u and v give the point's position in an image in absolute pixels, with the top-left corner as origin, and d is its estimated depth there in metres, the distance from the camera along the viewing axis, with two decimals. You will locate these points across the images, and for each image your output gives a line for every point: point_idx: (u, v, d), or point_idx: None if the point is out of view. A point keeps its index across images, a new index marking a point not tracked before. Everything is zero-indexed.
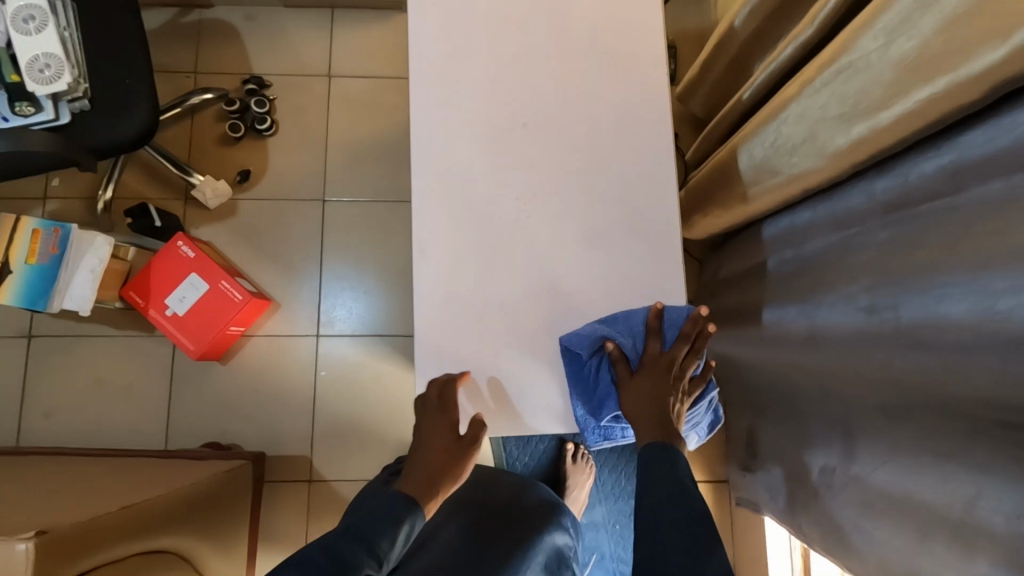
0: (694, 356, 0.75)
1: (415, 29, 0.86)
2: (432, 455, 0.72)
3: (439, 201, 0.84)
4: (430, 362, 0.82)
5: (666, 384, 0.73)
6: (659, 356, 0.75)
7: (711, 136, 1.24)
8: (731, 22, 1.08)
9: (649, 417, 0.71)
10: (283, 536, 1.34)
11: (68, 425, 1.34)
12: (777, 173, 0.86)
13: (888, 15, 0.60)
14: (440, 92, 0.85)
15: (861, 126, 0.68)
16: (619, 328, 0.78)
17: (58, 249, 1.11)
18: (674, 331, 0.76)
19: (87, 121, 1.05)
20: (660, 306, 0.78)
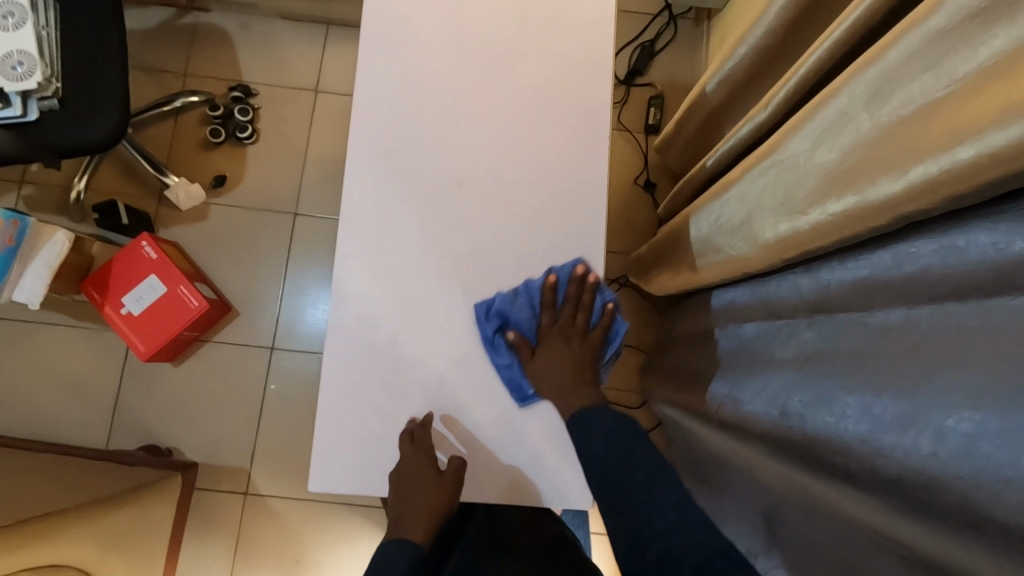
0: (585, 311, 0.82)
1: (368, 71, 0.86)
2: (424, 499, 0.76)
3: (367, 242, 0.83)
4: (331, 408, 0.79)
5: (568, 348, 0.82)
6: (554, 324, 0.82)
7: (680, 194, 1.23)
8: (704, 86, 1.08)
9: (566, 380, 0.79)
10: (213, 546, 1.33)
11: (13, 411, 1.34)
12: (721, 252, 0.85)
13: (814, 122, 0.60)
14: (387, 133, 0.85)
15: (785, 222, 0.67)
16: (519, 304, 0.81)
17: (13, 241, 1.11)
18: (564, 293, 0.83)
19: (56, 120, 1.05)
20: (552, 276, 0.81)
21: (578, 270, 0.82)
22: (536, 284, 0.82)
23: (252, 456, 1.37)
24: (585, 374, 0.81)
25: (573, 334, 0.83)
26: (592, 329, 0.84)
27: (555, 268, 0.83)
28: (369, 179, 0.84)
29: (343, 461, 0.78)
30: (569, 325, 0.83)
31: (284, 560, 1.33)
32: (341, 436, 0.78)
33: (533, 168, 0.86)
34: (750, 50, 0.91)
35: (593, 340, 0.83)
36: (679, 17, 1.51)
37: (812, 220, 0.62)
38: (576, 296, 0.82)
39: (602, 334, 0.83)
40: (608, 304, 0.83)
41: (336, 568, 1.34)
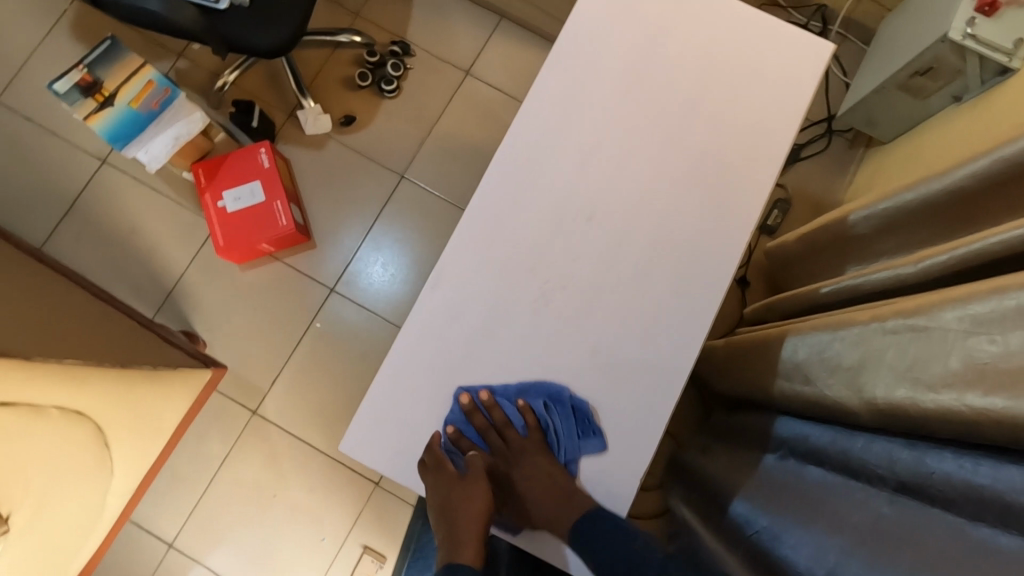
0: (506, 429, 0.76)
1: (553, 64, 0.82)
2: (465, 507, 0.73)
3: (482, 235, 0.79)
4: (387, 381, 0.77)
5: (523, 472, 0.75)
6: (495, 462, 0.76)
7: (776, 306, 1.18)
8: (846, 213, 1.04)
9: (542, 493, 0.74)
10: (206, 449, 1.36)
11: (88, 252, 1.41)
12: (814, 387, 0.81)
13: (980, 305, 0.56)
14: (541, 134, 0.81)
15: (909, 390, 0.62)
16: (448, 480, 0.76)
17: (158, 106, 1.20)
18: (474, 428, 0.76)
19: (239, 16, 1.11)
20: (450, 428, 0.75)
21: (466, 400, 0.75)
22: (447, 443, 0.76)
23: (273, 381, 1.39)
24: (558, 484, 0.74)
25: (513, 459, 0.76)
26: (528, 436, 0.76)
27: (447, 416, 0.76)
28: (508, 175, 0.80)
29: (381, 434, 0.76)
30: (504, 449, 0.76)
31: (261, 490, 1.35)
32: (382, 409, 0.77)
33: (678, 230, 0.78)
34: (916, 200, 0.87)
35: (536, 443, 0.76)
36: (836, 133, 1.47)
37: (942, 400, 0.58)
38: (489, 424, 0.76)
39: (539, 434, 0.76)
40: (517, 402, 0.76)
41: (303, 518, 1.34)
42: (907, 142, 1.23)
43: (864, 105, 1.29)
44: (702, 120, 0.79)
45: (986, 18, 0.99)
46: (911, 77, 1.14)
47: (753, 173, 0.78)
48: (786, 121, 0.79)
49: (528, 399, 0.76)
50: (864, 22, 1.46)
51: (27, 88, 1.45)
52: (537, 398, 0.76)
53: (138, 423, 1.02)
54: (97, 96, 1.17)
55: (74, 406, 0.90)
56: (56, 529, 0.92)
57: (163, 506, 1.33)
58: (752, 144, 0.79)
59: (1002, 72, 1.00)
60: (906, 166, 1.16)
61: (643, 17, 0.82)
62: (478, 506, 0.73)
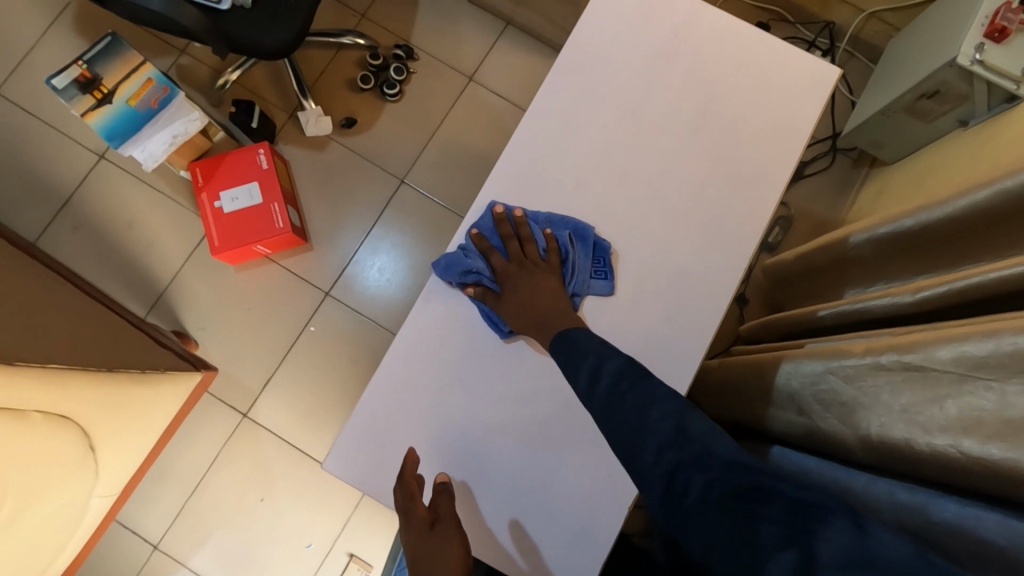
0: (529, 242, 0.75)
1: (553, 80, 0.80)
2: (437, 556, 0.68)
3: None
4: (375, 396, 0.77)
5: (532, 281, 0.73)
6: (509, 264, 0.74)
7: (774, 327, 1.17)
8: (846, 236, 1.03)
9: (539, 303, 0.72)
10: (195, 450, 1.35)
11: (83, 248, 1.40)
12: (811, 418, 0.81)
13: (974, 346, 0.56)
14: (539, 150, 0.79)
15: (908, 431, 0.62)
16: (465, 262, 0.76)
17: (157, 104, 1.19)
18: (498, 238, 0.77)
19: (242, 16, 1.10)
20: (474, 231, 0.77)
21: (500, 210, 0.76)
22: (467, 244, 0.78)
23: (264, 384, 1.38)
24: (562, 299, 0.73)
25: (529, 264, 0.74)
26: (548, 256, 0.75)
27: (477, 221, 0.79)
28: (504, 191, 0.79)
29: (365, 454, 0.76)
30: (522, 258, 0.75)
31: (249, 494, 1.34)
32: (370, 427, 0.77)
33: (678, 254, 0.77)
34: (916, 227, 0.86)
35: (553, 263, 0.74)
36: (840, 151, 1.46)
37: (937, 445, 0.58)
38: (513, 233, 0.76)
39: (557, 259, 0.75)
40: (546, 229, 0.76)
41: (291, 523, 1.33)
42: (912, 164, 1.22)
43: (869, 125, 1.28)
44: (705, 141, 0.78)
45: (995, 45, 0.98)
46: (917, 100, 1.13)
47: (754, 196, 0.77)
48: (791, 146, 0.77)
49: (554, 229, 0.76)
50: (872, 39, 1.45)
51: (27, 80, 1.44)
52: (563, 230, 0.76)
53: (126, 427, 1.01)
54: (94, 93, 1.16)
55: (57, 410, 0.90)
56: (38, 532, 0.91)
57: (150, 506, 1.32)
58: (755, 167, 0.77)
59: (1009, 99, 0.99)
60: (909, 189, 1.15)
61: (647, 33, 0.81)
62: (453, 556, 0.68)
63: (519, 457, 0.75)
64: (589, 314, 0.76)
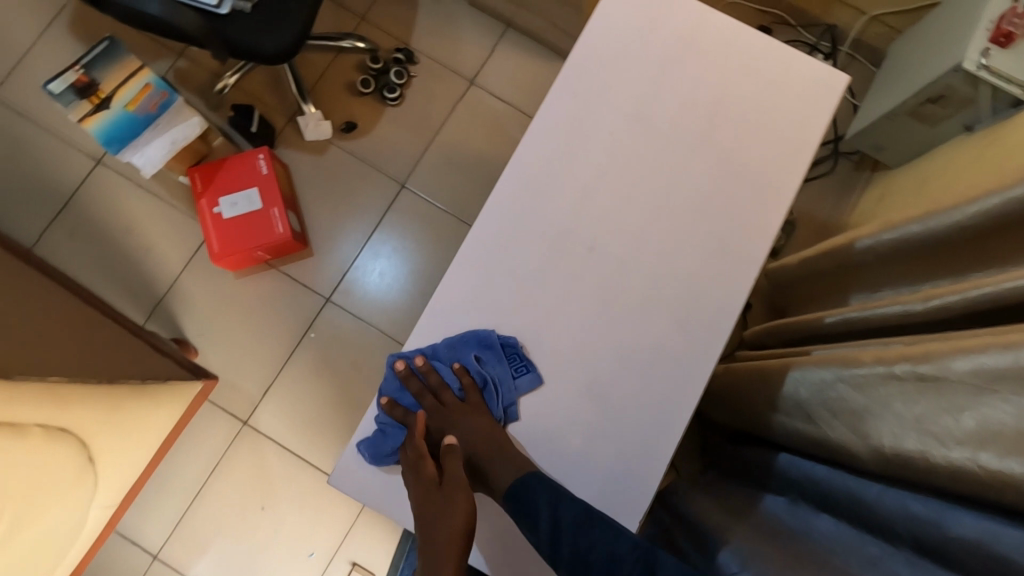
0: (441, 390, 0.73)
1: (560, 86, 0.79)
2: (441, 513, 0.65)
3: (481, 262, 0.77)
4: (380, 414, 0.76)
5: (462, 425, 0.72)
6: (433, 420, 0.73)
7: (779, 333, 1.17)
8: (851, 241, 1.03)
9: (478, 450, 0.70)
10: (195, 458, 1.33)
11: (81, 254, 1.38)
12: (820, 427, 0.80)
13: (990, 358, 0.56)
14: (546, 157, 0.78)
15: (921, 443, 0.62)
16: (385, 442, 0.73)
17: (155, 109, 1.17)
18: (410, 394, 0.75)
19: (241, 21, 1.08)
20: (382, 398, 0.75)
21: (400, 365, 0.74)
22: (382, 415, 0.75)
23: (265, 391, 1.37)
24: (498, 437, 0.71)
25: (453, 414, 0.73)
26: (465, 396, 0.74)
27: (385, 387, 0.76)
28: (510, 199, 0.78)
29: (373, 465, 0.74)
30: (438, 410, 0.73)
31: (250, 502, 1.32)
32: (375, 443, 0.75)
33: (686, 264, 0.76)
34: (923, 233, 0.86)
35: (474, 401, 0.73)
36: (842, 154, 1.46)
37: (952, 458, 0.58)
38: (426, 385, 0.74)
39: (477, 392, 0.73)
40: (454, 364, 0.74)
41: (292, 531, 1.32)
42: (915, 168, 1.21)
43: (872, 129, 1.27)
44: (713, 149, 0.77)
45: (1001, 50, 0.97)
46: (920, 105, 1.12)
47: (763, 204, 0.76)
48: (799, 153, 0.77)
49: (462, 360, 0.74)
50: (874, 42, 1.45)
51: (22, 84, 1.42)
52: (468, 351, 0.74)
53: (123, 435, 1.02)
54: (92, 99, 1.14)
55: (58, 423, 0.90)
56: (35, 548, 0.90)
57: (149, 515, 1.31)
58: (764, 174, 0.77)
59: (1015, 103, 0.99)
60: (913, 194, 1.15)
61: (654, 39, 0.80)
62: (458, 516, 0.65)
63: None
64: (527, 425, 0.74)
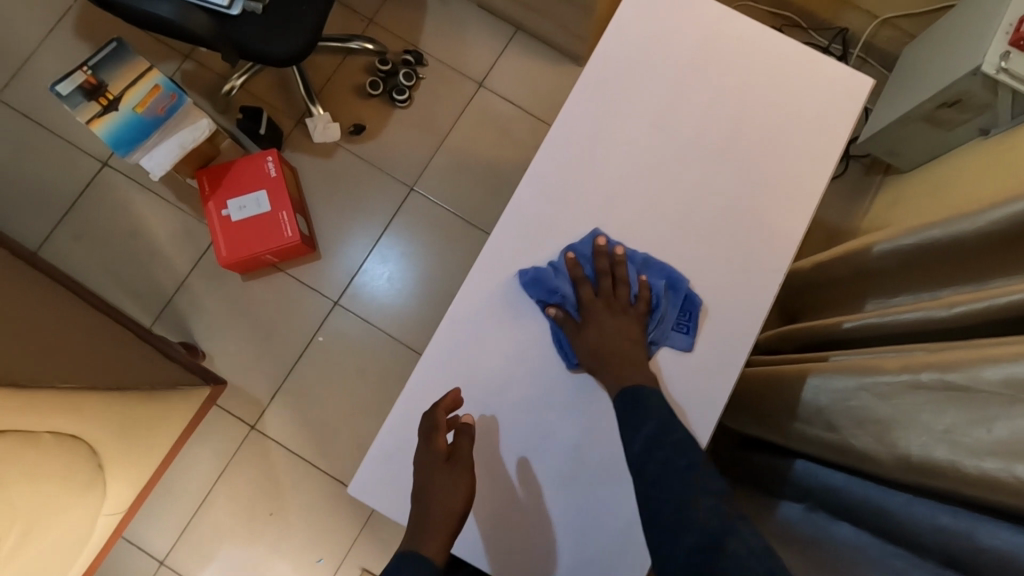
0: (622, 284, 0.72)
1: (579, 88, 0.79)
2: (441, 494, 0.65)
3: (504, 265, 0.76)
4: (399, 423, 0.74)
5: (616, 323, 0.71)
6: (596, 299, 0.72)
7: (794, 338, 1.16)
8: (868, 246, 1.02)
9: (617, 351, 0.70)
10: (201, 463, 1.32)
11: (86, 257, 1.37)
12: (841, 435, 0.79)
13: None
14: (566, 160, 0.77)
15: (953, 454, 0.60)
16: (552, 280, 0.73)
17: (164, 112, 1.16)
18: (592, 268, 0.74)
19: (251, 22, 1.07)
20: (570, 252, 0.74)
21: (602, 241, 0.74)
22: (438, 385, 0.74)
23: (272, 395, 1.35)
24: (638, 351, 0.70)
25: (617, 307, 0.72)
26: (634, 304, 0.73)
27: (574, 245, 0.75)
28: (531, 202, 0.77)
29: (389, 474, 0.73)
30: (610, 299, 0.72)
31: (257, 508, 1.31)
32: (392, 453, 0.73)
33: (707, 270, 0.75)
34: (944, 238, 0.85)
35: (640, 312, 0.72)
36: (853, 158, 1.45)
37: (986, 470, 0.57)
38: (608, 270, 0.73)
39: (646, 309, 0.72)
40: (641, 275, 0.74)
41: (300, 537, 1.30)
42: (930, 172, 1.21)
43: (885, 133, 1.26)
44: (734, 153, 0.76)
45: None
46: (937, 109, 1.12)
47: (785, 210, 0.75)
48: (821, 158, 0.76)
49: (648, 276, 0.74)
50: (885, 46, 1.44)
51: (28, 85, 1.41)
52: (660, 278, 0.74)
53: (125, 438, 1.01)
54: (100, 100, 1.13)
55: (69, 430, 0.89)
56: (44, 559, 0.89)
57: (156, 521, 1.29)
58: (786, 179, 0.76)
59: None
60: (928, 198, 1.14)
61: (674, 41, 0.79)
62: (458, 497, 0.65)
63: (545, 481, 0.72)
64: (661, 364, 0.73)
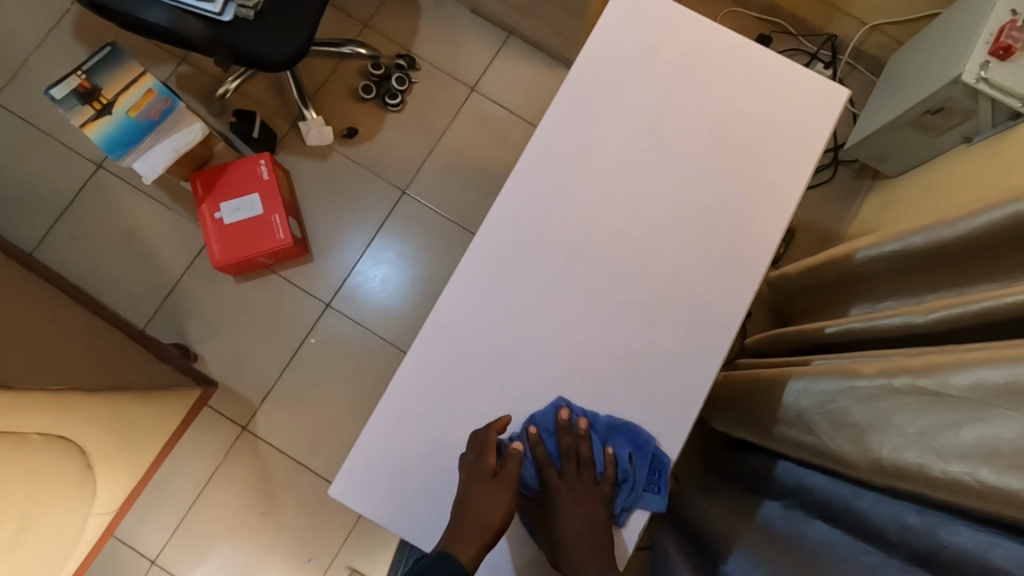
0: (586, 464, 0.70)
1: (563, 94, 0.79)
2: (482, 505, 0.65)
3: (487, 266, 0.77)
4: (380, 427, 0.73)
5: (585, 504, 0.68)
6: (559, 479, 0.69)
7: (781, 341, 1.17)
8: (852, 252, 1.03)
9: (584, 541, 0.66)
10: (194, 462, 1.33)
11: (81, 258, 1.38)
12: (820, 438, 0.80)
13: (990, 371, 0.55)
14: (550, 163, 0.78)
15: (922, 456, 0.61)
16: (512, 467, 0.70)
17: (157, 116, 1.17)
18: (555, 444, 0.71)
19: (243, 28, 1.07)
20: (532, 428, 0.71)
21: (566, 415, 0.71)
22: (421, 385, 0.74)
23: (264, 396, 1.37)
24: (602, 533, 0.67)
25: (581, 490, 0.69)
26: (601, 481, 0.70)
27: (536, 417, 0.73)
28: (515, 204, 0.78)
29: (370, 478, 0.72)
30: (574, 480, 0.69)
31: (248, 507, 1.32)
32: (372, 456, 0.73)
33: (687, 273, 0.76)
34: (925, 245, 0.86)
35: (606, 489, 0.69)
36: (842, 163, 1.47)
37: (951, 472, 0.57)
38: (572, 447, 0.70)
39: (611, 490, 0.69)
40: (606, 448, 0.71)
41: (291, 536, 1.31)
42: (915, 177, 1.22)
43: (872, 139, 1.27)
44: (714, 160, 0.78)
45: (1000, 62, 0.98)
46: (922, 116, 1.12)
47: (763, 215, 0.77)
48: (800, 166, 0.77)
49: (614, 446, 0.72)
50: (875, 52, 1.45)
51: (24, 87, 1.42)
52: (624, 447, 0.72)
53: (114, 438, 1.03)
54: (94, 104, 1.15)
55: (59, 431, 0.90)
56: (34, 559, 0.90)
57: (147, 520, 1.31)
58: (765, 186, 0.77)
59: (1014, 116, 0.99)
60: (914, 204, 1.15)
61: (657, 48, 0.80)
62: (495, 514, 0.65)
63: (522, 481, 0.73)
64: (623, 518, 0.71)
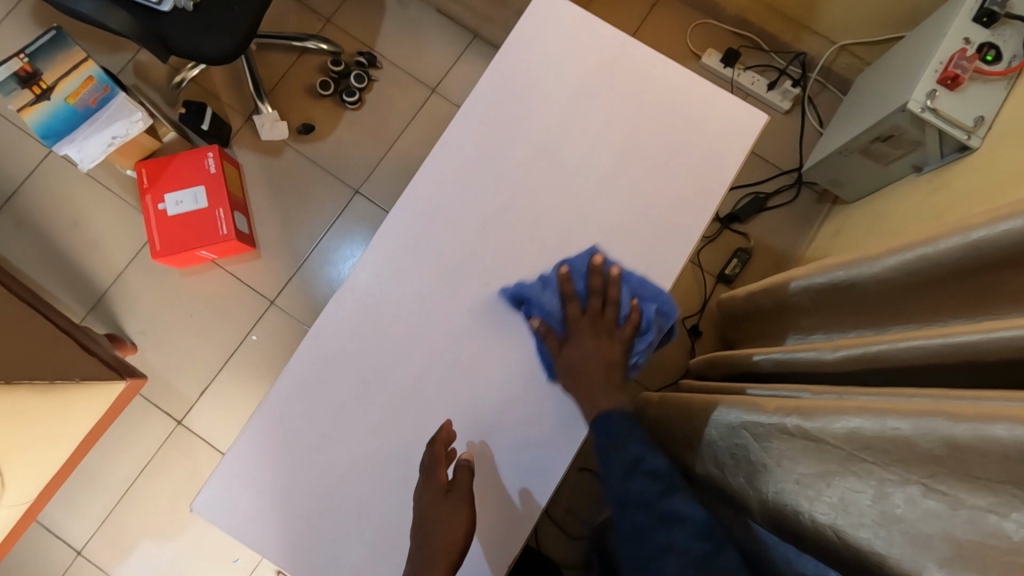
0: (612, 303, 0.75)
1: (473, 105, 0.82)
2: (442, 528, 0.67)
3: (382, 267, 0.79)
4: (248, 442, 0.76)
5: (598, 347, 0.74)
6: (582, 317, 0.75)
7: (719, 365, 1.14)
8: (788, 280, 0.99)
9: (593, 380, 0.72)
10: (125, 455, 1.32)
11: (25, 244, 1.37)
12: (722, 472, 0.77)
13: (855, 419, 0.52)
14: (458, 170, 0.81)
15: (797, 493, 0.60)
16: (542, 293, 0.76)
17: (96, 104, 1.16)
18: (585, 284, 0.77)
19: (181, 19, 1.07)
20: (564, 267, 0.76)
21: (598, 259, 0.76)
22: (296, 395, 0.76)
23: (202, 390, 1.35)
24: (617, 377, 0.73)
25: (602, 330, 0.75)
26: (623, 324, 0.75)
27: (569, 260, 0.78)
28: (418, 206, 0.80)
29: (234, 491, 0.75)
30: (599, 321, 0.75)
31: (176, 504, 1.31)
32: (237, 470, 0.76)
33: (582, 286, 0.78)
34: (847, 279, 0.82)
35: (625, 336, 0.75)
36: (805, 184, 1.43)
37: (819, 518, 0.57)
38: (600, 288, 0.76)
39: (631, 334, 0.75)
40: (632, 298, 0.76)
41: (219, 533, 1.30)
42: (869, 205, 1.18)
43: (832, 163, 1.24)
44: None
45: (948, 92, 0.95)
46: (873, 142, 1.10)
47: None
48: None
49: (641, 301, 0.75)
50: (844, 73, 1.42)
51: None
52: (650, 303, 0.75)
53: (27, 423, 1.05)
54: (34, 88, 1.13)
55: None
56: None
57: (75, 510, 1.30)
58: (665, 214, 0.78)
59: (962, 148, 0.95)
60: (864, 231, 1.12)
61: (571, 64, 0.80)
62: (460, 529, 0.67)
63: (387, 491, 0.74)
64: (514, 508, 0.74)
